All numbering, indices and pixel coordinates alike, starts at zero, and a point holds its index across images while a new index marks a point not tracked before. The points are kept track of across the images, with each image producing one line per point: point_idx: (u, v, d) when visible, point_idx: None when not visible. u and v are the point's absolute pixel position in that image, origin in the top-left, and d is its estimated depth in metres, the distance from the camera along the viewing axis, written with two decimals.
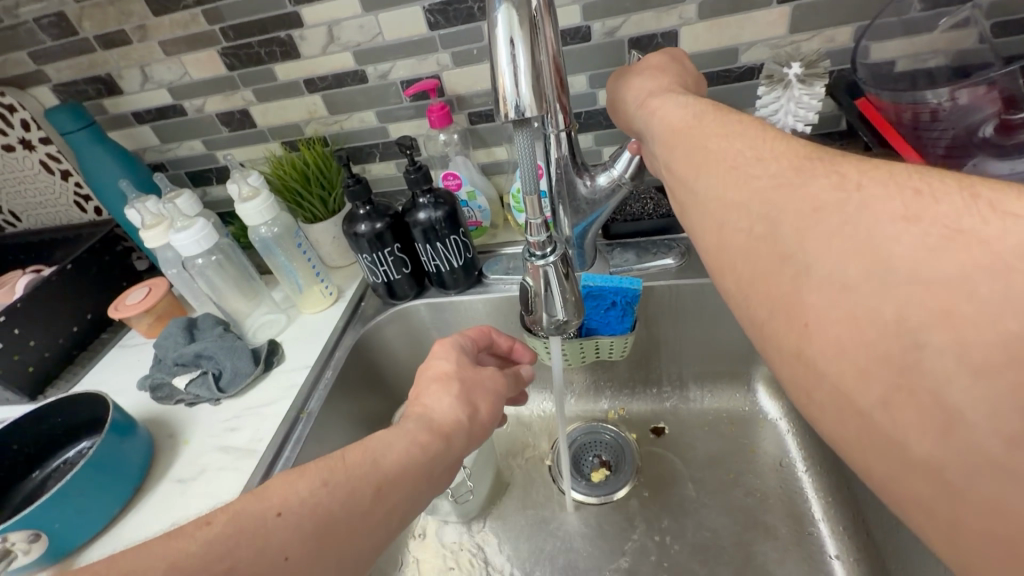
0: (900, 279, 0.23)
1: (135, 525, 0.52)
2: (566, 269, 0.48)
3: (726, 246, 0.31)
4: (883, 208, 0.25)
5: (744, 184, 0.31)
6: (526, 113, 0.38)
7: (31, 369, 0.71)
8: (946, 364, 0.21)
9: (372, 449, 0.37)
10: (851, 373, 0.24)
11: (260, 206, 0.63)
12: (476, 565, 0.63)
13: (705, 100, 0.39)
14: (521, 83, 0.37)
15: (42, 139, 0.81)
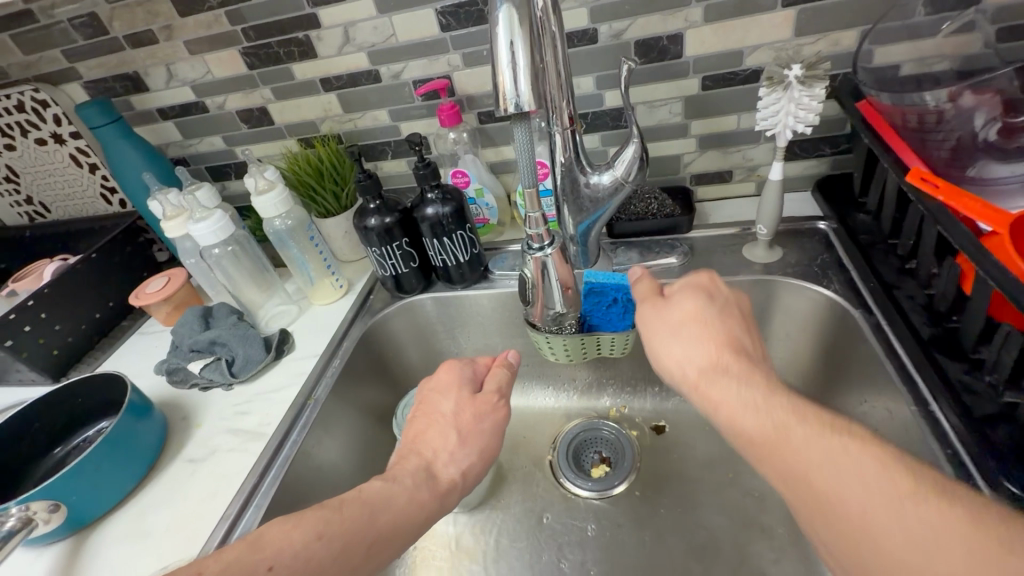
0: (862, 516, 0.31)
1: (148, 501, 0.54)
2: (562, 266, 0.56)
3: (783, 457, 0.36)
4: (867, 471, 0.32)
5: (738, 400, 0.38)
6: (525, 109, 0.39)
7: (56, 352, 0.74)
8: (875, 508, 0.31)
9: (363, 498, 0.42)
10: (836, 519, 0.33)
11: (276, 198, 0.65)
12: (474, 554, 0.64)
13: (726, 350, 0.42)
14: (520, 81, 0.38)
15: (72, 134, 0.85)
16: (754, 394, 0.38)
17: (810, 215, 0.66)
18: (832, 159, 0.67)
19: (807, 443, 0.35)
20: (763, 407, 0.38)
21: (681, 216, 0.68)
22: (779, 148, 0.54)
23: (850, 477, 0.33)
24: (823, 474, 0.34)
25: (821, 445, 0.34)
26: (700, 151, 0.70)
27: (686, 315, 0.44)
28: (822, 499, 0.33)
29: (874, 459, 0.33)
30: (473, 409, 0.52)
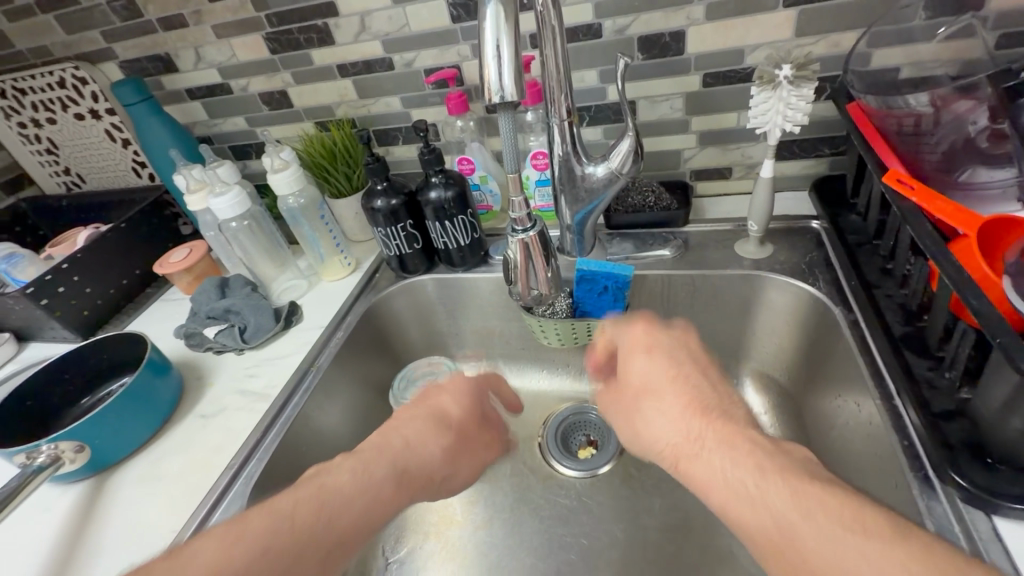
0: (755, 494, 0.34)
1: (162, 450, 0.59)
2: (543, 249, 0.59)
3: (712, 483, 0.37)
4: (796, 499, 0.33)
5: (648, 429, 0.43)
6: (510, 101, 0.42)
7: (86, 313, 0.80)
8: (789, 515, 0.32)
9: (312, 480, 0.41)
10: (754, 526, 0.34)
11: (290, 177, 0.69)
12: (460, 521, 0.67)
13: (674, 380, 0.44)
14: (506, 76, 0.41)
15: (107, 110, 0.91)
16: (748, 479, 0.35)
17: (804, 214, 0.67)
18: (831, 160, 0.68)
19: (763, 475, 0.35)
20: (708, 431, 0.39)
21: (677, 210, 0.70)
22: (769, 147, 0.55)
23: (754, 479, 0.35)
24: (750, 507, 0.34)
25: (720, 444, 0.38)
26: (700, 147, 0.72)
27: (645, 355, 0.47)
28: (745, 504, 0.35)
29: (763, 457, 0.36)
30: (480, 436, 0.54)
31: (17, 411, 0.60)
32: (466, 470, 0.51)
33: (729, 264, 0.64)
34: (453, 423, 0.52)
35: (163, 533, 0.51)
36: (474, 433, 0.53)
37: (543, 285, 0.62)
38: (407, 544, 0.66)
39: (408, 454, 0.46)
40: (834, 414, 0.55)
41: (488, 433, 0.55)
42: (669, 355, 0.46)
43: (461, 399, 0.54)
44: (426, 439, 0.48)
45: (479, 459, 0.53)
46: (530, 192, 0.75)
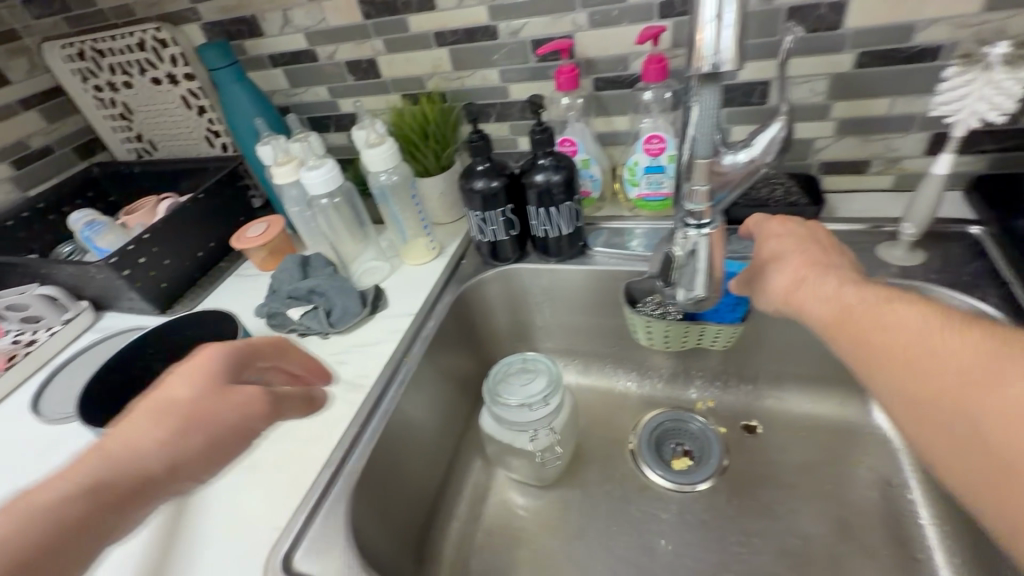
0: (925, 350, 0.37)
1: (252, 437, 0.56)
2: (715, 247, 0.53)
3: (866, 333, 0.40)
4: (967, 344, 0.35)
5: (818, 289, 0.45)
6: (722, 70, 0.36)
7: (163, 285, 0.78)
8: (957, 357, 0.35)
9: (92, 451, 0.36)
10: (907, 369, 0.37)
11: (386, 153, 0.65)
12: (549, 529, 0.63)
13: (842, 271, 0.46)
14: (726, 39, 0.35)
15: (185, 75, 0.88)
16: (919, 326, 0.38)
17: (961, 217, 0.59)
18: (995, 157, 0.59)
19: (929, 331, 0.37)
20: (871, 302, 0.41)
21: (807, 206, 0.62)
22: (953, 140, 0.48)
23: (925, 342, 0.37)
24: (918, 347, 0.37)
25: (898, 316, 0.39)
26: (837, 137, 0.64)
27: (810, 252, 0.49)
28: (905, 350, 0.37)
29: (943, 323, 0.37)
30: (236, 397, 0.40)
31: (105, 386, 0.58)
32: (202, 446, 0.38)
33: (873, 270, 0.57)
34: (184, 401, 0.38)
35: (265, 530, 0.48)
36: (215, 407, 0.39)
37: (704, 290, 0.56)
38: (493, 547, 0.62)
39: (125, 461, 0.36)
40: None
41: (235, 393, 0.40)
42: (828, 259, 0.47)
43: (197, 375, 0.40)
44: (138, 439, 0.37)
45: (221, 426, 0.38)
46: (637, 179, 0.70)
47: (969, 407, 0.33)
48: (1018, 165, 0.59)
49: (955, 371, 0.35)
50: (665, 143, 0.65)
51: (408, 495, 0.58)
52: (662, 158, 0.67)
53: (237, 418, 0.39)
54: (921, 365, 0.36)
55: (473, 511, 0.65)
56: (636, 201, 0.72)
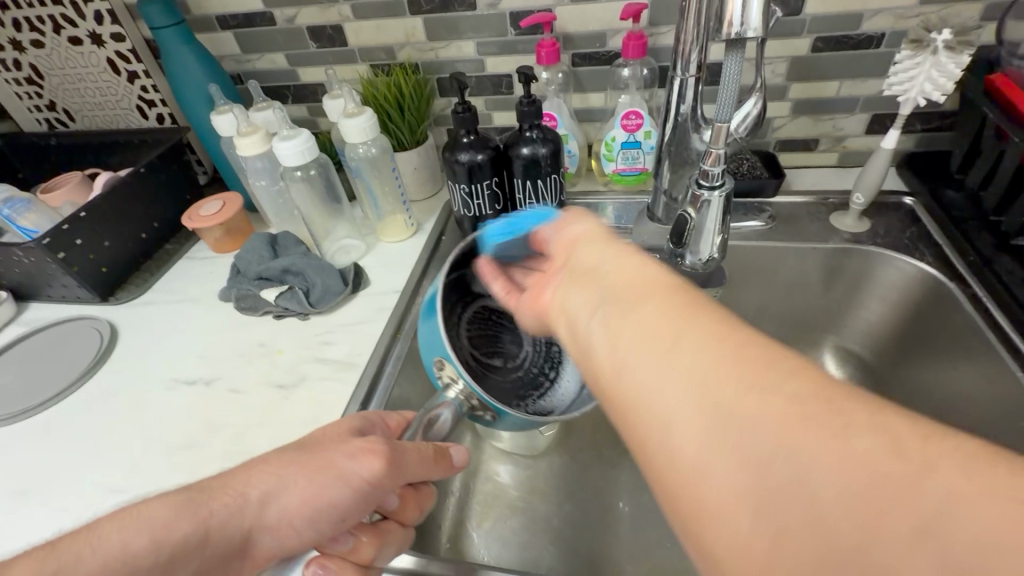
0: (674, 415, 0.22)
1: (239, 422, 0.53)
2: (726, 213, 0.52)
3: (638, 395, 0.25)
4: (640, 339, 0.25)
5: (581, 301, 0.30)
6: (748, 36, 0.39)
7: (105, 270, 0.70)
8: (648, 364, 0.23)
9: (354, 459, 0.37)
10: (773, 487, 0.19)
11: (364, 123, 0.62)
12: (546, 495, 0.65)
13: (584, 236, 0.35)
14: (751, 11, 0.38)
15: (113, 35, 0.78)
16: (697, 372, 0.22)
17: (895, 189, 0.67)
18: (921, 136, 0.68)
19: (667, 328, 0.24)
20: (700, 359, 0.22)
21: (769, 179, 0.68)
22: (901, 117, 0.54)
23: (795, 446, 0.19)
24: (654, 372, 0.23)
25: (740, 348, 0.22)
26: (792, 116, 0.70)
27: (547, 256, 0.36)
28: (796, 486, 0.18)
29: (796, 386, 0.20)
30: (352, 444, 0.38)
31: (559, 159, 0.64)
32: (303, 480, 0.37)
33: (828, 236, 0.64)
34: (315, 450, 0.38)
35: None
36: (331, 448, 0.38)
37: (711, 252, 0.54)
38: (491, 518, 0.63)
39: (331, 487, 0.37)
40: (944, 384, 0.57)
41: (371, 441, 0.38)
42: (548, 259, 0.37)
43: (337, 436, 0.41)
44: (287, 482, 0.36)
45: (333, 472, 0.37)
46: (612, 154, 0.72)
47: (692, 438, 0.21)
48: (938, 144, 0.68)
49: (877, 499, 0.17)
50: (642, 120, 0.68)
51: None
52: (638, 133, 0.69)
53: (348, 465, 0.37)
54: (614, 380, 0.25)
55: (467, 487, 0.65)
56: (611, 176, 0.75)
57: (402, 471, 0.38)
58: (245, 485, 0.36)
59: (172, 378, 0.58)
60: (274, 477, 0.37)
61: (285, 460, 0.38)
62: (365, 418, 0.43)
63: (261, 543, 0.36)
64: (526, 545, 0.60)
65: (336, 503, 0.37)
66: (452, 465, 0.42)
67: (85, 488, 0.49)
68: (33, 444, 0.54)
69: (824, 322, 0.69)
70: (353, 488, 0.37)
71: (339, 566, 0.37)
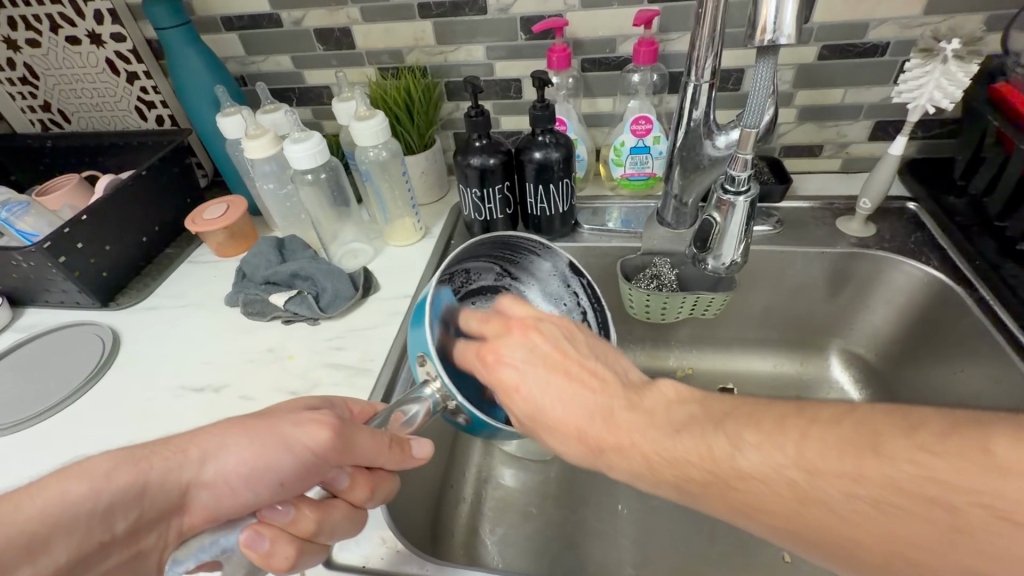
0: (697, 456, 0.31)
1: None
2: (752, 215, 0.50)
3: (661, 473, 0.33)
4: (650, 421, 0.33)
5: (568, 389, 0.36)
6: (780, 44, 0.39)
7: (105, 274, 0.68)
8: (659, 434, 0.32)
9: (298, 424, 0.37)
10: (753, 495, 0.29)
11: (376, 127, 0.61)
12: (559, 500, 0.65)
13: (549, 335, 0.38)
14: (786, 14, 0.37)
15: (113, 35, 0.77)
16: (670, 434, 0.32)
17: (899, 195, 0.69)
18: (923, 143, 0.69)
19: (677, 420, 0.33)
20: (685, 429, 0.32)
21: (776, 184, 0.69)
22: (909, 123, 0.55)
23: (711, 449, 0.30)
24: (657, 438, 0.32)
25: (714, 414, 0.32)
26: (797, 123, 0.71)
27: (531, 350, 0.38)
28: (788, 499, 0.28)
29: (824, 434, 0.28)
30: (301, 414, 0.38)
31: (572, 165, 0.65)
32: (246, 443, 0.37)
33: (836, 241, 0.65)
34: (263, 416, 0.39)
35: None
36: (280, 415, 0.38)
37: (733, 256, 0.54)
38: (503, 525, 0.62)
39: (269, 454, 0.36)
40: (952, 387, 0.58)
41: (319, 413, 0.38)
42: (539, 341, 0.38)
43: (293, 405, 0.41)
44: (228, 445, 0.37)
45: (275, 438, 0.36)
46: (621, 159, 0.73)
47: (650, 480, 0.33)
48: (939, 151, 0.69)
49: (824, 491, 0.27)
50: (651, 125, 0.68)
51: (420, 481, 0.56)
52: (647, 139, 0.70)
53: (292, 433, 0.37)
54: (631, 443, 0.33)
55: (479, 493, 0.65)
56: (619, 180, 0.75)
57: (348, 447, 0.36)
58: (193, 444, 0.37)
59: (178, 385, 0.57)
60: (219, 438, 0.37)
61: (234, 424, 0.38)
62: (326, 398, 0.42)
63: (197, 499, 0.37)
64: (541, 550, 0.60)
65: (276, 473, 0.36)
66: (406, 452, 0.39)
67: None
68: (34, 454, 0.52)
69: (831, 326, 0.70)
70: (291, 454, 0.36)
71: (273, 535, 0.34)
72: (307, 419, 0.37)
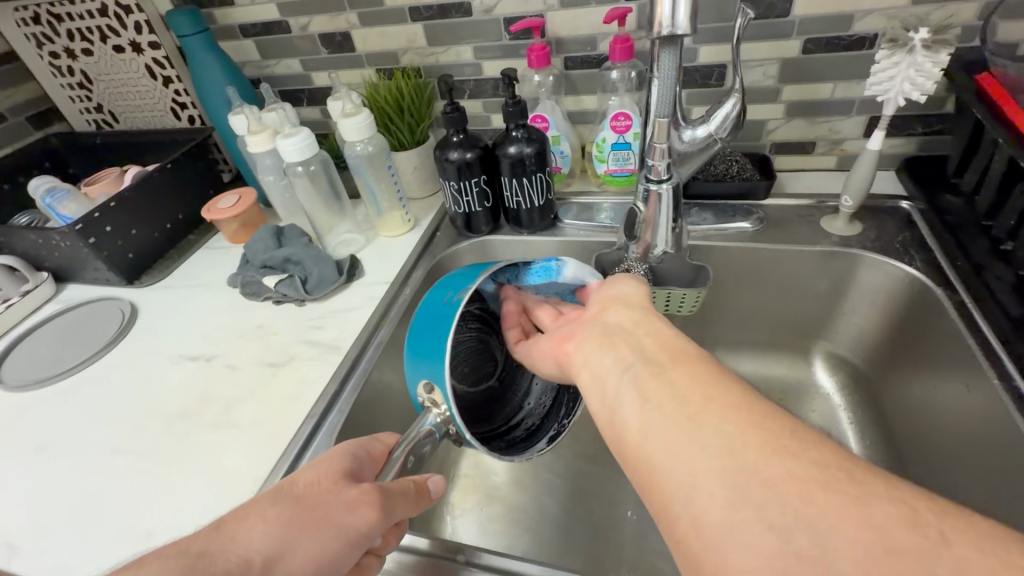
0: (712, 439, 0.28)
1: (232, 395, 0.57)
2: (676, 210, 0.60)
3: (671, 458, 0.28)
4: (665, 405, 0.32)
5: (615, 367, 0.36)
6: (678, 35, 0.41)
7: (131, 255, 0.77)
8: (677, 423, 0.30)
9: (359, 505, 0.36)
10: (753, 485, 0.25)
11: (361, 122, 0.66)
12: (524, 486, 0.66)
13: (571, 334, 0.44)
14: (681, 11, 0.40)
15: (150, 43, 0.86)
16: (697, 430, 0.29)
17: (894, 193, 0.66)
18: (923, 139, 0.66)
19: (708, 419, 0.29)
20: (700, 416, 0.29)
21: (760, 181, 0.68)
22: (884, 117, 0.53)
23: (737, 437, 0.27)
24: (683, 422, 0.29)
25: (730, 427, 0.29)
26: (787, 119, 0.69)
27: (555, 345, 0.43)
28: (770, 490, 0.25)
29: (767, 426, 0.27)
30: (348, 495, 0.36)
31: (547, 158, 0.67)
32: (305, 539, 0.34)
33: (817, 240, 0.63)
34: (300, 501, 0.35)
35: (243, 479, 0.49)
36: (323, 497, 0.36)
37: (664, 243, 0.61)
38: (467, 504, 0.65)
39: (334, 543, 0.35)
40: (929, 395, 0.54)
41: (366, 491, 0.36)
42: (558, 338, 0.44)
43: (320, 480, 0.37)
44: (276, 538, 0.34)
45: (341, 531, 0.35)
46: (604, 155, 0.73)
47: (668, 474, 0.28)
48: (941, 147, 0.66)
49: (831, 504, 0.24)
50: (631, 121, 0.69)
51: None
52: (628, 135, 0.70)
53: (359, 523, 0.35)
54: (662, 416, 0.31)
55: (448, 474, 0.67)
56: (603, 177, 0.76)
57: (396, 515, 0.37)
58: (245, 546, 0.33)
59: (178, 354, 0.64)
60: (272, 534, 0.34)
61: (280, 513, 0.35)
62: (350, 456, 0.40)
63: None
64: (500, 531, 0.62)
65: (336, 563, 0.35)
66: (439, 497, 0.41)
67: (93, 447, 0.55)
68: (55, 407, 0.60)
69: (817, 327, 0.67)
70: (353, 539, 0.35)
71: None
72: (366, 500, 0.36)
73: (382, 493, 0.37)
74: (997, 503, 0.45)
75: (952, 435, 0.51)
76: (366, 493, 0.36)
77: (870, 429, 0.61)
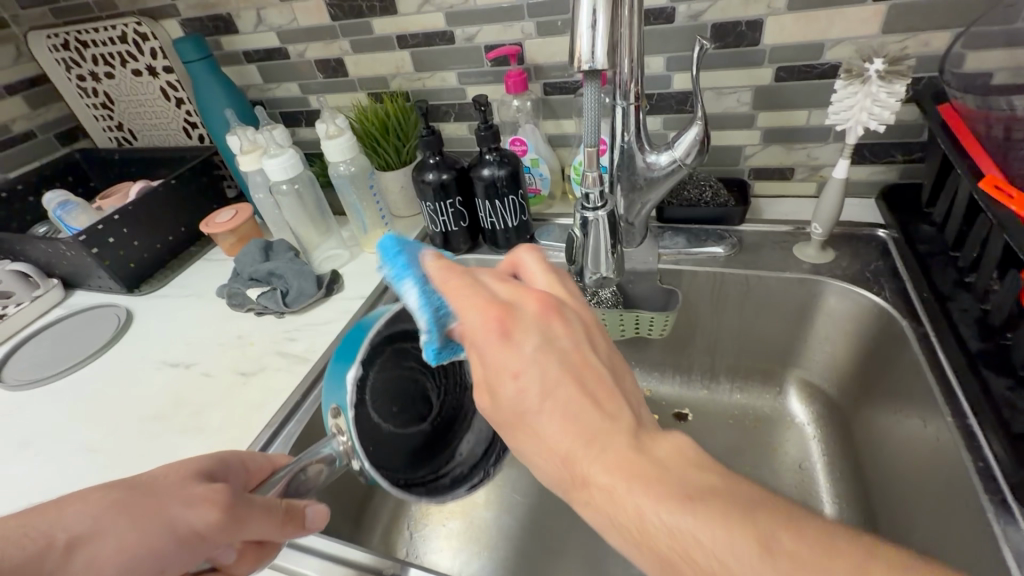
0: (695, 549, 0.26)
1: (204, 401, 0.60)
2: (614, 238, 0.56)
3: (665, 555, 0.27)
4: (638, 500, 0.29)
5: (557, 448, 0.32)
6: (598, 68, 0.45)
7: (133, 265, 0.81)
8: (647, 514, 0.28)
9: (200, 501, 0.34)
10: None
11: (344, 144, 0.69)
12: (487, 504, 0.66)
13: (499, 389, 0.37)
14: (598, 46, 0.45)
15: (164, 68, 0.92)
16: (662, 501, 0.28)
17: (871, 222, 0.64)
18: (902, 167, 0.65)
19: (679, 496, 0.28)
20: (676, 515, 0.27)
21: (734, 207, 0.68)
22: (847, 145, 0.53)
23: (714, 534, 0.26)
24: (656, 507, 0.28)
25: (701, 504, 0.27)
26: (763, 145, 0.69)
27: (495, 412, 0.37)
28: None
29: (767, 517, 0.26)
30: (195, 490, 0.35)
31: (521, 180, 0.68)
32: (130, 528, 0.32)
33: (787, 266, 0.62)
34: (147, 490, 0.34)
35: None
36: (172, 488, 0.35)
37: (606, 267, 0.57)
38: (429, 520, 0.66)
39: (159, 541, 0.33)
40: (894, 429, 0.53)
41: (214, 489, 0.35)
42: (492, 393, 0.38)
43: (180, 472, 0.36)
44: (102, 526, 0.32)
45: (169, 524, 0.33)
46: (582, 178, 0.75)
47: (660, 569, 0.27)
48: (921, 176, 0.64)
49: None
50: None
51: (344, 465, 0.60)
52: None
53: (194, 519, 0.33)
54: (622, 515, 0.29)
55: None
56: None
57: (242, 525, 0.34)
58: (64, 526, 0.32)
59: (161, 360, 0.67)
60: (93, 516, 0.32)
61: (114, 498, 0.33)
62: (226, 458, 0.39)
63: None
64: (459, 548, 0.63)
65: (158, 562, 0.33)
66: (306, 525, 0.38)
67: (72, 445, 0.58)
68: (44, 406, 0.64)
69: (790, 355, 0.66)
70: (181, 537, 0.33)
71: None
72: (210, 497, 0.34)
73: (232, 496, 0.35)
74: (946, 542, 0.43)
75: (911, 472, 0.49)
76: (213, 491, 0.34)
77: (840, 462, 0.60)
